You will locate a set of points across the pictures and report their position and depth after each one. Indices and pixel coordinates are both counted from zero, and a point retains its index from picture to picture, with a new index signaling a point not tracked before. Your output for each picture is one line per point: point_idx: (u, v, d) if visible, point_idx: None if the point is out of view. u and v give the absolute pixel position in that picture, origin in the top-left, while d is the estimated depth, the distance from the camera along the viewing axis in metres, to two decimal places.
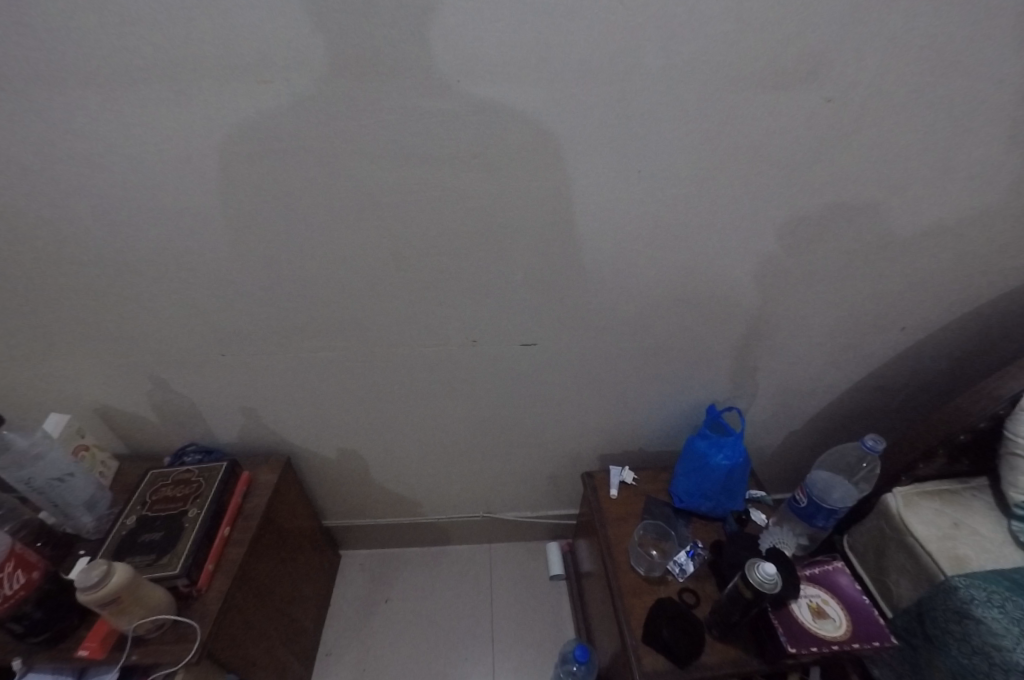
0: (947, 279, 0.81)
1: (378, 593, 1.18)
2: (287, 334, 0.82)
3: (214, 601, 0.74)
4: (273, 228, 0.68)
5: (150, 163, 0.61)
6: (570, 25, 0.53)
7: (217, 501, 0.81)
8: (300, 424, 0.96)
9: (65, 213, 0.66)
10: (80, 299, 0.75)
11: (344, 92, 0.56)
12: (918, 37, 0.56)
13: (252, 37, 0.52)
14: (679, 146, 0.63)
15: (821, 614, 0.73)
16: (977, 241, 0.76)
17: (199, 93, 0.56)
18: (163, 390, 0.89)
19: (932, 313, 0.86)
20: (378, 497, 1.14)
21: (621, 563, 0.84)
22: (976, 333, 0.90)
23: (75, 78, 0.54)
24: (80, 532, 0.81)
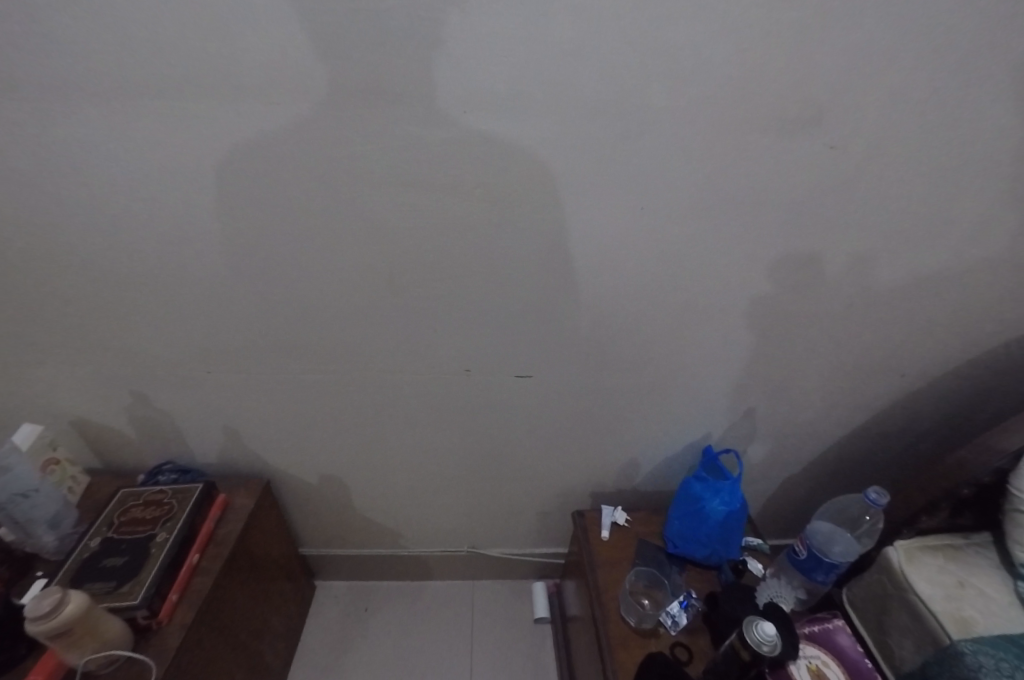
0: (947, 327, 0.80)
1: (352, 630, 1.12)
2: (274, 354, 0.79)
3: (174, 635, 0.70)
4: (267, 247, 0.67)
5: (147, 177, 0.60)
6: (575, 64, 0.53)
7: (188, 526, 0.77)
8: (284, 447, 0.93)
9: (57, 222, 0.64)
10: (65, 310, 0.74)
11: (347, 117, 0.56)
12: (917, 91, 0.56)
13: (258, 60, 0.52)
14: (680, 187, 0.63)
15: (820, 677, 0.69)
16: (977, 291, 0.76)
17: (202, 112, 0.55)
18: (143, 405, 0.86)
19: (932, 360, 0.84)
20: (359, 526, 1.09)
21: (610, 612, 0.79)
22: (977, 384, 0.88)
23: (76, 89, 0.53)
24: (40, 551, 0.77)
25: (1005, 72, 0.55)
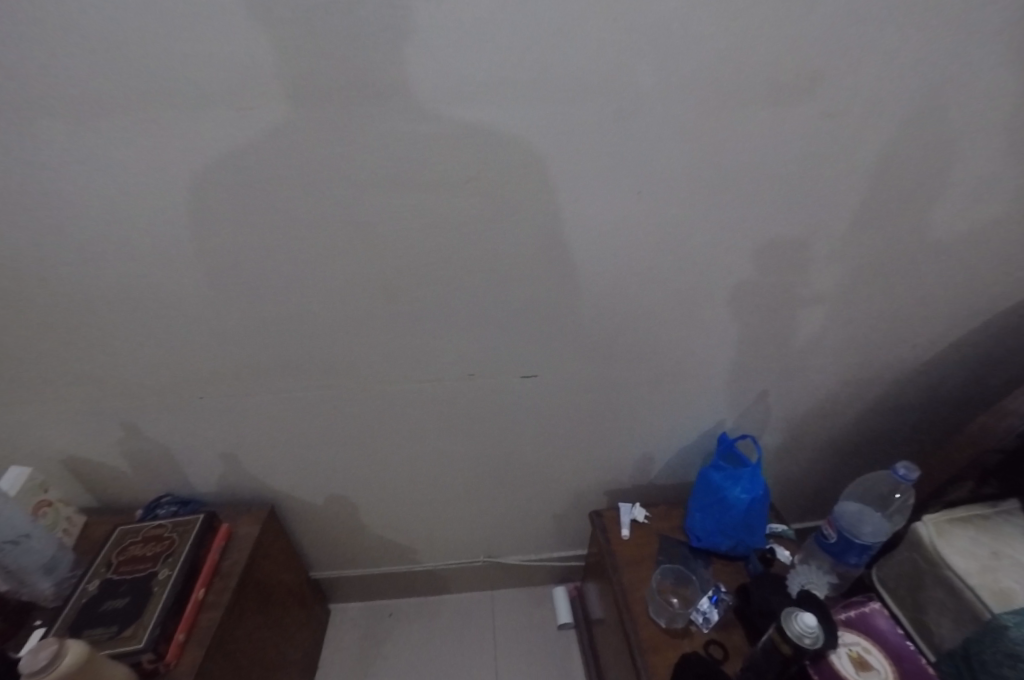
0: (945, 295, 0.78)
1: (372, 653, 1.08)
2: (268, 373, 0.76)
3: (184, 677, 0.66)
4: (252, 262, 0.64)
5: (119, 197, 0.57)
6: (560, 44, 0.50)
7: (190, 560, 0.74)
8: (286, 469, 0.89)
9: (28, 252, 0.61)
10: (44, 345, 0.70)
11: (325, 117, 0.53)
12: (917, 48, 0.54)
13: (223, 64, 0.49)
14: (678, 165, 0.60)
15: (863, 665, 0.66)
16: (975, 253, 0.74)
17: (170, 124, 0.52)
18: (135, 438, 0.82)
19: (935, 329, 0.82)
20: (370, 545, 1.06)
21: (639, 614, 0.76)
22: (993, 347, 0.86)
23: (34, 109, 0.50)
24: (38, 600, 0.73)
25: (1006, 20, 0.53)
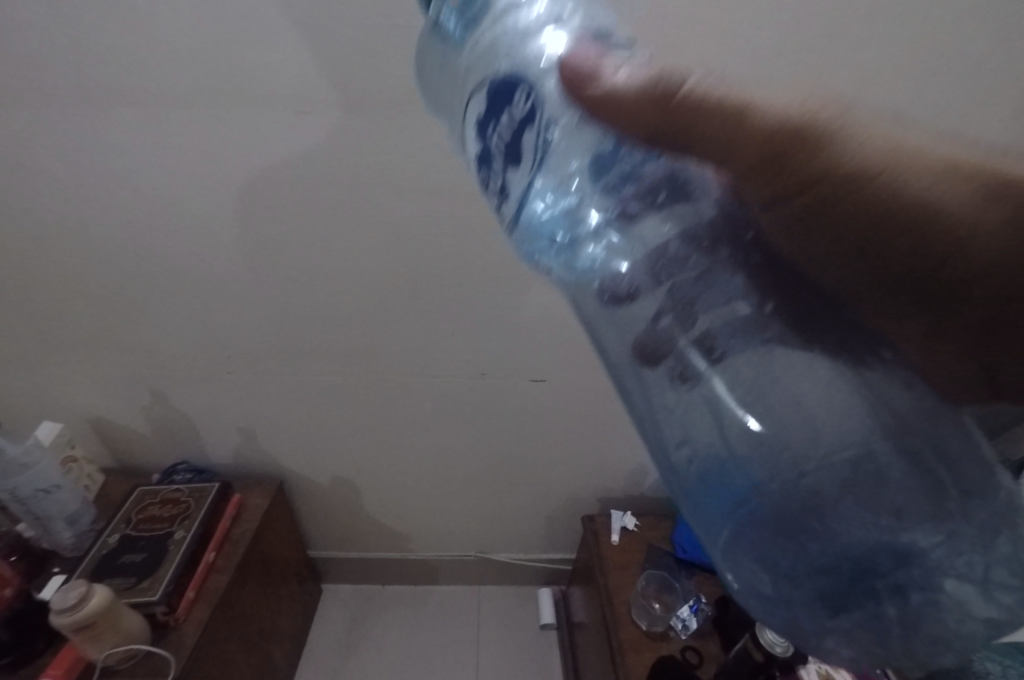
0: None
1: (359, 633, 1.12)
2: (292, 355, 0.81)
3: (192, 632, 0.71)
4: (293, 252, 0.69)
5: (180, 183, 0.62)
6: None
7: (205, 524, 0.79)
8: (299, 448, 0.94)
9: (89, 225, 0.66)
10: (90, 311, 0.75)
11: (377, 128, 0.58)
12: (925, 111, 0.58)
13: (291, 72, 0.54)
14: None
15: None
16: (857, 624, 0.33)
17: (236, 121, 0.57)
18: (161, 405, 0.87)
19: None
20: (369, 530, 1.10)
21: (621, 615, 0.80)
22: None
23: (116, 98, 0.56)
24: (59, 548, 0.79)
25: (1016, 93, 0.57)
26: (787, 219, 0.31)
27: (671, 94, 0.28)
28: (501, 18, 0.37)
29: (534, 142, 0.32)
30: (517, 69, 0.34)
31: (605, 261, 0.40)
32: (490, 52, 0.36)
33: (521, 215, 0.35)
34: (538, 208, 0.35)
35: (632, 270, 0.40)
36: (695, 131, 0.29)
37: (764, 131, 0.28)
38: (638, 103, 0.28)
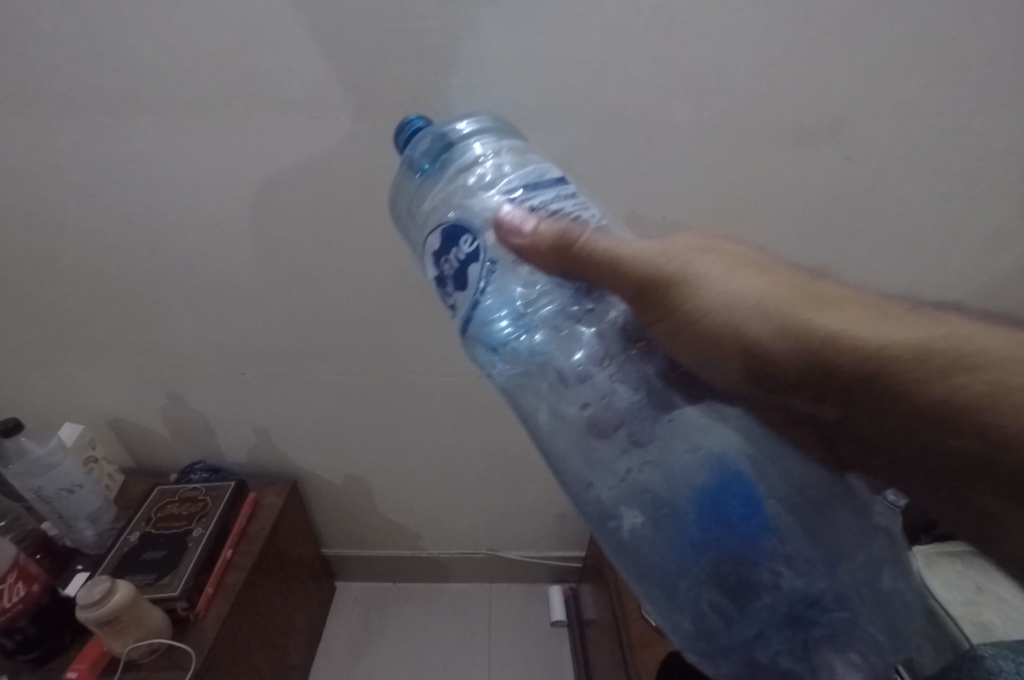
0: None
1: (372, 630, 1.14)
2: (305, 355, 0.82)
3: (211, 627, 0.72)
4: (306, 255, 0.70)
5: (196, 189, 0.64)
6: (607, 79, 0.56)
7: (222, 522, 0.81)
8: (312, 447, 0.96)
9: (108, 231, 0.68)
10: (109, 314, 0.77)
11: (385, 131, 0.59)
12: (931, 107, 0.58)
13: (303, 79, 0.55)
14: (703, 194, 0.65)
15: None
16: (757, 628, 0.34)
17: (249, 128, 0.59)
18: (178, 405, 0.89)
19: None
20: (381, 528, 1.12)
21: (631, 612, 0.81)
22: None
23: (135, 106, 0.57)
24: (80, 546, 0.81)
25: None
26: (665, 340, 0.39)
27: (569, 245, 0.39)
28: (461, 172, 0.48)
29: (477, 270, 0.40)
30: (469, 211, 0.44)
31: (550, 352, 0.42)
32: (450, 198, 0.47)
33: (467, 327, 0.41)
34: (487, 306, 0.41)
35: (585, 357, 0.41)
36: (588, 269, 0.39)
37: (635, 277, 0.38)
38: (548, 248, 0.39)
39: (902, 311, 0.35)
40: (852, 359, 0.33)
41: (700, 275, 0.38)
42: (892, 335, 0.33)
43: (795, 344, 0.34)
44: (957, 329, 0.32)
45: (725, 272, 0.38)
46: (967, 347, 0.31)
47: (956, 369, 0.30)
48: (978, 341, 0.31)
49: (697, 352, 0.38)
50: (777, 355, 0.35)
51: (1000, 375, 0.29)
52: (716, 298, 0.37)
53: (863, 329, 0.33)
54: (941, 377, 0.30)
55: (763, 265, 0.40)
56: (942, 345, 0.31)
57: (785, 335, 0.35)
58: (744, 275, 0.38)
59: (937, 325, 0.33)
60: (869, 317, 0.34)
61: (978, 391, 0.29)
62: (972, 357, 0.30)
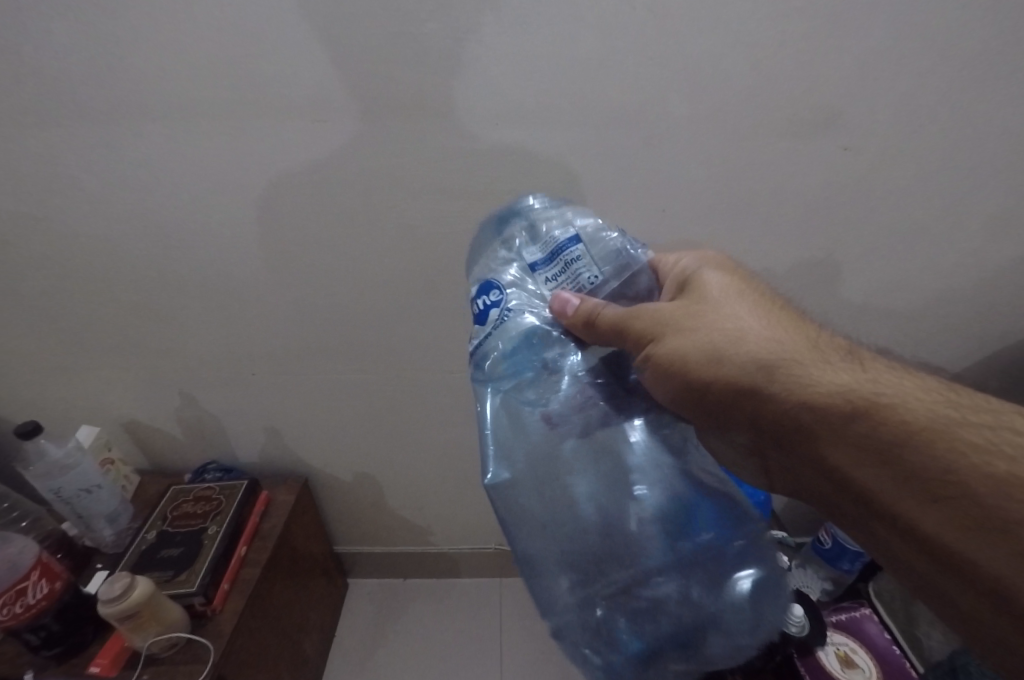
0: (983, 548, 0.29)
1: (385, 625, 1.16)
2: (312, 355, 0.84)
3: (227, 622, 0.74)
4: (312, 257, 0.72)
5: (203, 194, 0.65)
6: (604, 75, 0.56)
7: (236, 520, 0.83)
8: (322, 446, 0.97)
9: (119, 237, 0.70)
10: (122, 318, 0.79)
11: (388, 132, 0.60)
12: (929, 93, 0.58)
13: (305, 84, 0.56)
14: (703, 187, 0.65)
15: (849, 663, 0.72)
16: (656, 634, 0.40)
17: (254, 132, 0.60)
18: (191, 407, 0.91)
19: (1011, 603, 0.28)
20: (391, 525, 1.13)
21: None
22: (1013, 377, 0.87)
23: (143, 114, 0.59)
24: (100, 545, 0.84)
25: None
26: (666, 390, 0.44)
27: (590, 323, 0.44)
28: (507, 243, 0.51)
29: (495, 315, 0.44)
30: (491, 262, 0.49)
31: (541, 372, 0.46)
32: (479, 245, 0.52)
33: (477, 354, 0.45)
34: (497, 345, 0.44)
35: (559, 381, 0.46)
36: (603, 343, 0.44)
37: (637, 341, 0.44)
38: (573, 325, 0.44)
39: (838, 355, 0.40)
40: (783, 392, 0.38)
41: (680, 320, 0.44)
42: (824, 379, 0.37)
43: (737, 372, 0.40)
44: (877, 375, 0.37)
45: (687, 313, 0.44)
46: (883, 392, 0.35)
47: (870, 410, 0.35)
48: (890, 388, 0.36)
49: (657, 382, 0.44)
50: (719, 387, 0.41)
51: (908, 417, 0.33)
52: (704, 348, 0.42)
53: (813, 375, 0.38)
54: (855, 415, 0.35)
55: (731, 302, 0.44)
56: (869, 391, 0.36)
57: (729, 367, 0.41)
58: (729, 314, 0.43)
59: (864, 371, 0.38)
60: (816, 362, 0.39)
61: (892, 431, 0.33)
62: (885, 401, 0.35)
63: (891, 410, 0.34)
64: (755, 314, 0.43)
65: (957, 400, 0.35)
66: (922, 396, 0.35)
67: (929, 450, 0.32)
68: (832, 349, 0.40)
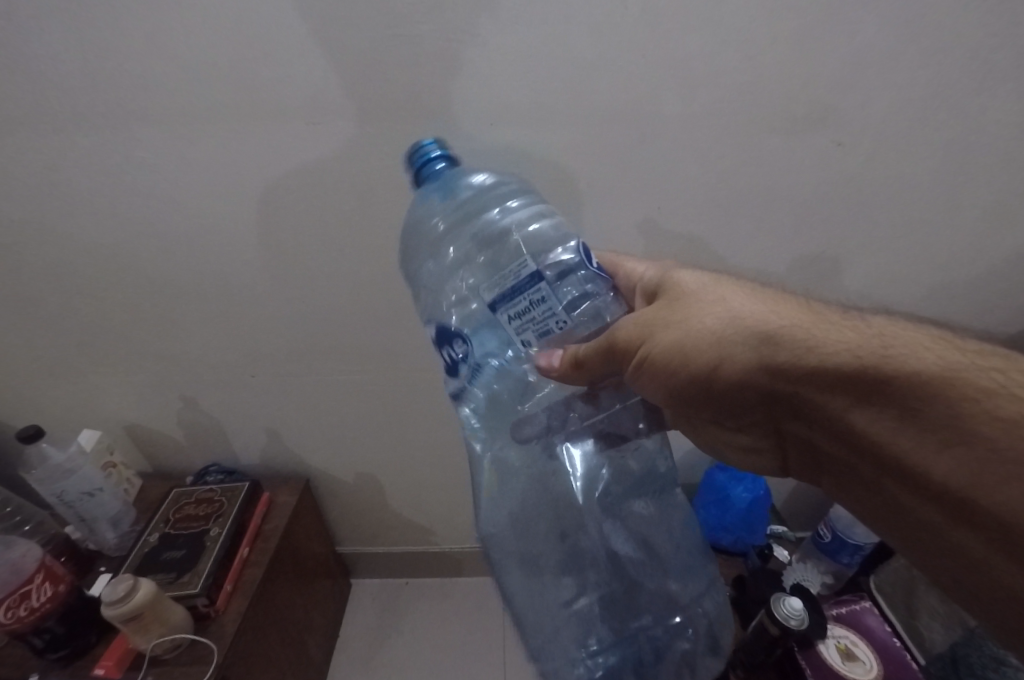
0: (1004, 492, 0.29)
1: (389, 625, 1.16)
2: (311, 356, 0.84)
3: (231, 622, 0.75)
4: (309, 259, 0.72)
5: (200, 196, 0.66)
6: (596, 73, 0.56)
7: (238, 521, 0.83)
8: (322, 447, 0.98)
9: (118, 241, 0.70)
10: (122, 322, 0.80)
11: (383, 134, 0.60)
12: (922, 86, 0.58)
13: (301, 87, 0.57)
14: (698, 184, 0.66)
15: (850, 656, 0.73)
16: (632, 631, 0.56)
17: (251, 134, 0.60)
18: (191, 410, 0.91)
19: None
20: (393, 525, 1.14)
21: None
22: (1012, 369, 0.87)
23: (140, 118, 0.59)
24: (102, 548, 0.84)
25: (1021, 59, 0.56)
26: (667, 390, 0.45)
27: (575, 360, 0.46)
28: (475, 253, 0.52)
29: (467, 372, 0.48)
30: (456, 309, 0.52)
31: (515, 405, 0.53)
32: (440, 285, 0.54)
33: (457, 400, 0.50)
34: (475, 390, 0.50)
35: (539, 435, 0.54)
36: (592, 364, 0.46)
37: (627, 348, 0.46)
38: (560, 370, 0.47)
39: (836, 316, 0.39)
40: (791, 366, 0.38)
41: (663, 316, 0.44)
42: (829, 344, 0.37)
43: (741, 356, 0.40)
44: (882, 331, 0.37)
45: (671, 308, 0.45)
46: (890, 347, 0.35)
47: (878, 366, 0.34)
48: (897, 340, 0.35)
49: (663, 382, 0.45)
50: (725, 373, 0.41)
51: (918, 368, 0.33)
52: (698, 337, 0.42)
53: (815, 342, 0.37)
54: (865, 374, 0.35)
55: (712, 288, 0.44)
56: (874, 349, 0.35)
57: (730, 348, 0.41)
58: (711, 301, 0.43)
59: (868, 326, 0.37)
60: (814, 327, 0.38)
61: (904, 384, 0.33)
62: (894, 356, 0.34)
63: (900, 364, 0.34)
64: (742, 294, 0.43)
65: (962, 346, 0.34)
66: (927, 346, 0.34)
67: (942, 400, 0.32)
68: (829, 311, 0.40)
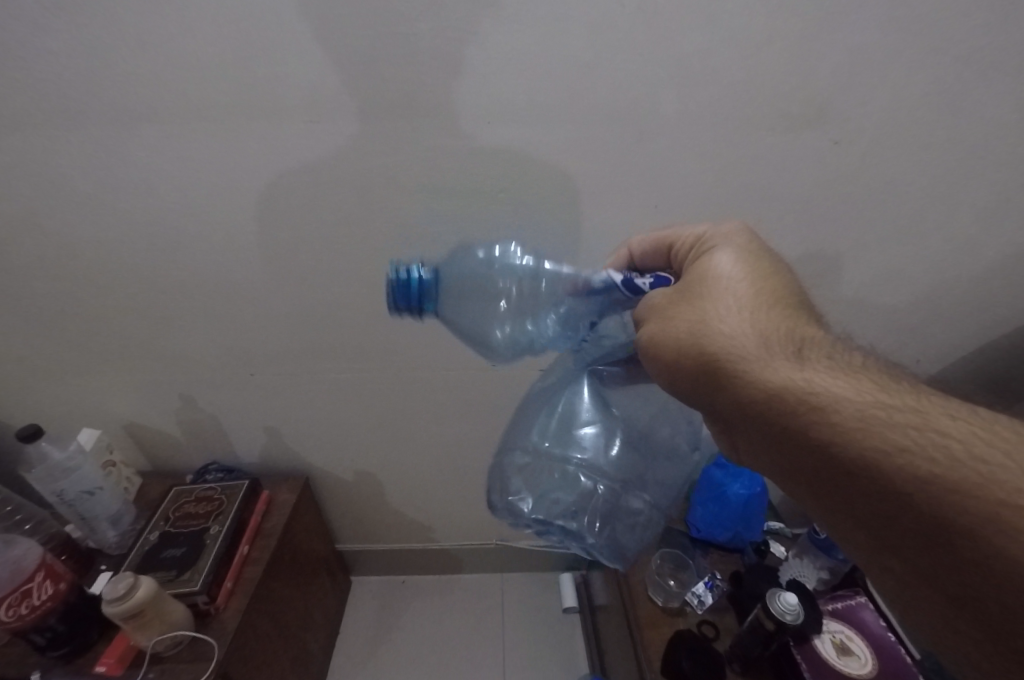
0: (954, 545, 0.29)
1: (389, 623, 1.17)
2: (310, 354, 0.84)
3: (231, 620, 0.75)
4: (307, 258, 0.72)
5: (198, 195, 0.66)
6: (594, 71, 0.56)
7: (238, 519, 0.83)
8: (322, 445, 0.98)
9: (116, 239, 0.70)
10: (120, 321, 0.80)
11: (382, 133, 0.60)
12: (918, 85, 0.58)
13: (299, 85, 0.57)
14: (696, 183, 0.66)
15: (845, 650, 0.74)
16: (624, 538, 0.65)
17: (249, 132, 0.60)
18: (190, 408, 0.92)
19: (987, 585, 0.28)
20: (392, 523, 1.14)
21: (638, 594, 0.83)
22: (1008, 367, 0.87)
23: (137, 116, 0.59)
24: (102, 546, 0.84)
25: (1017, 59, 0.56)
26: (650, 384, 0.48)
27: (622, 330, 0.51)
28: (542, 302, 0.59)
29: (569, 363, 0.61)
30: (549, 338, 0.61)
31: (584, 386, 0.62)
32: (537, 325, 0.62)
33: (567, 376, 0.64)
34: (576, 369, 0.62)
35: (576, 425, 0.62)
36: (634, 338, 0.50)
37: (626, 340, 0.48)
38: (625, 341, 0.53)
39: (786, 349, 0.39)
40: (732, 389, 0.40)
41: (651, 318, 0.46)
42: (759, 379, 0.38)
43: (690, 371, 0.42)
44: (814, 372, 0.37)
45: (669, 304, 0.45)
46: (814, 388, 0.36)
47: (802, 410, 0.36)
48: (822, 385, 0.36)
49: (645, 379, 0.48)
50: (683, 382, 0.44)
51: (833, 417, 0.35)
52: (663, 346, 0.44)
53: (756, 373, 0.39)
54: (788, 415, 0.36)
55: (701, 293, 0.44)
56: (799, 391, 0.36)
57: (683, 364, 0.43)
58: (691, 309, 0.43)
59: (801, 367, 0.38)
60: (763, 358, 0.39)
61: (821, 432, 0.35)
62: (816, 401, 0.35)
63: (819, 411, 0.35)
64: (723, 305, 0.42)
65: (888, 392, 0.35)
66: (851, 389, 0.35)
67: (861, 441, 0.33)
68: (785, 341, 0.40)
